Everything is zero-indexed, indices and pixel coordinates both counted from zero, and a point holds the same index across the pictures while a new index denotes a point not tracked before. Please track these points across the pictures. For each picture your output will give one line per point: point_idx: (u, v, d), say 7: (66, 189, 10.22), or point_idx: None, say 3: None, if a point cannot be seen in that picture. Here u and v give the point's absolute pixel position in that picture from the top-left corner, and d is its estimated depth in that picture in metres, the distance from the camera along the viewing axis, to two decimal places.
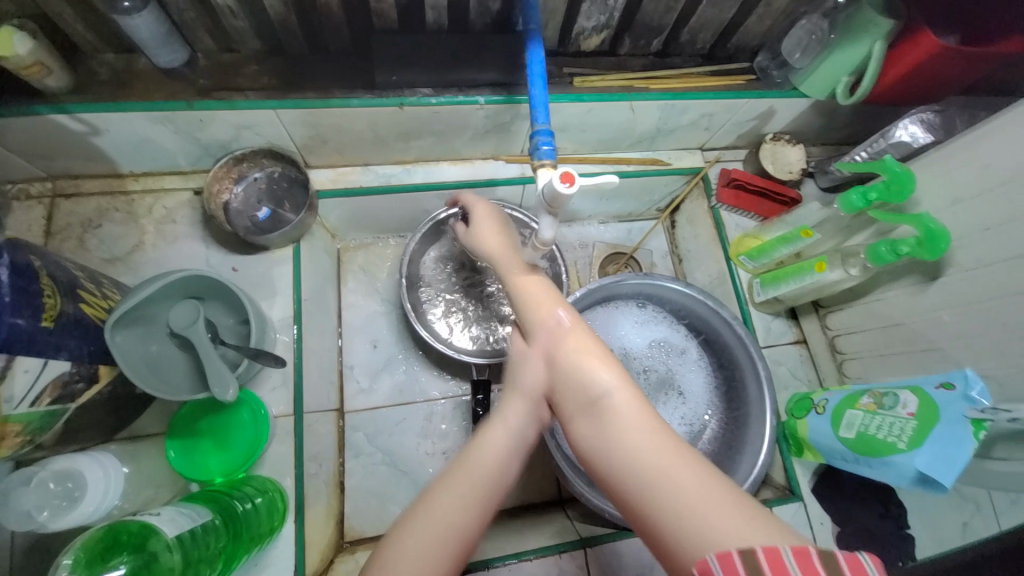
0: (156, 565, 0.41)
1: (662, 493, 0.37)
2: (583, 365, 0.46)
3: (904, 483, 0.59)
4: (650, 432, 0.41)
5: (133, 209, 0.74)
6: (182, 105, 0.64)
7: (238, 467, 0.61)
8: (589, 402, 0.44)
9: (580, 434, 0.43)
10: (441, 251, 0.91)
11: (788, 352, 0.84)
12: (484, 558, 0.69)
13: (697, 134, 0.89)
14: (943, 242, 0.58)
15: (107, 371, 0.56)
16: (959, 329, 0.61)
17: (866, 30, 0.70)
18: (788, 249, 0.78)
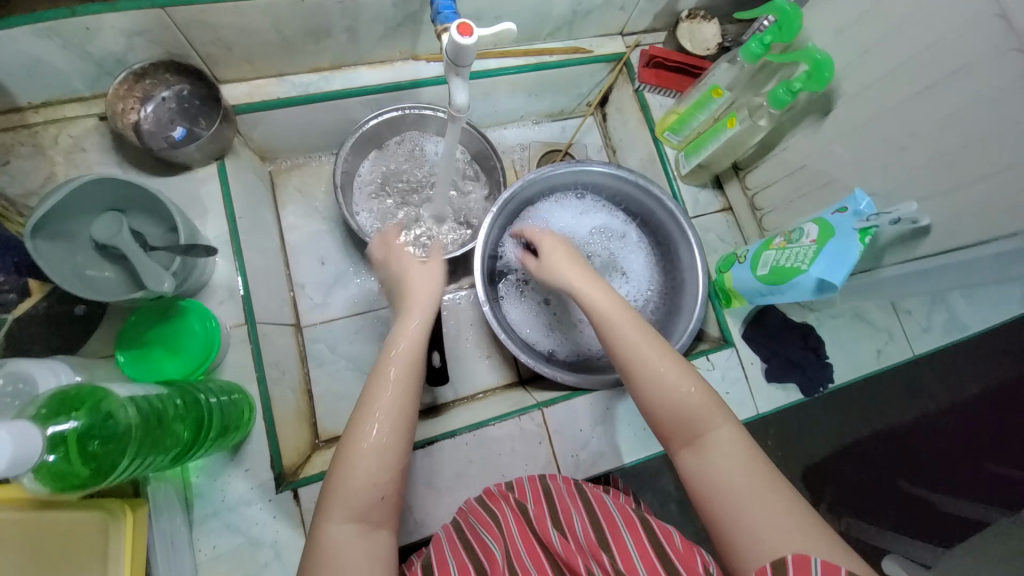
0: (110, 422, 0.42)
1: (741, 499, 0.48)
2: (688, 404, 0.54)
3: (808, 297, 0.67)
4: (741, 466, 0.50)
5: (39, 141, 0.70)
6: (62, 11, 0.60)
7: (196, 368, 0.62)
8: (690, 433, 0.53)
9: (684, 458, 0.53)
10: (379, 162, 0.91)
11: (716, 220, 0.90)
12: (450, 430, 0.75)
13: (614, 15, 0.90)
14: (828, 70, 0.62)
15: (38, 286, 0.57)
16: (848, 156, 0.67)
17: None
18: (704, 114, 0.82)
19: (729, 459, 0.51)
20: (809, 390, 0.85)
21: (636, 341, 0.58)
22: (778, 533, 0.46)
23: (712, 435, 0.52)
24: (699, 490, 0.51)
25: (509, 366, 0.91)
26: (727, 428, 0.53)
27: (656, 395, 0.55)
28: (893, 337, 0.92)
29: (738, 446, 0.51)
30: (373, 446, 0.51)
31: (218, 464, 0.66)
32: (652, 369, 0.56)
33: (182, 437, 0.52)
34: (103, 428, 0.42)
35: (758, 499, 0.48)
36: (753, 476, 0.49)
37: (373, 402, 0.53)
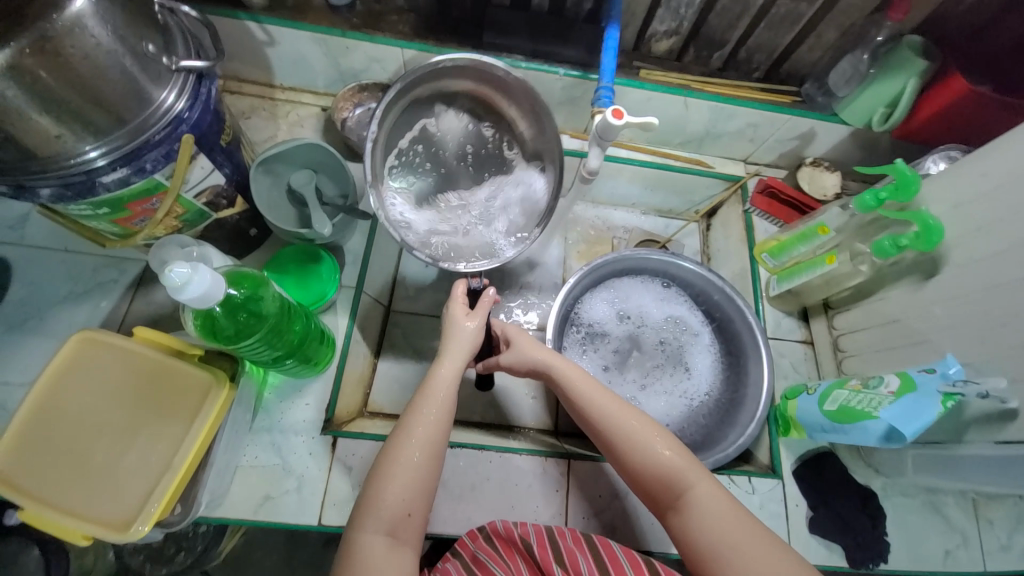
0: (262, 305, 0.54)
1: (728, 558, 0.53)
2: (664, 467, 0.59)
3: (873, 442, 0.65)
4: (727, 525, 0.55)
5: (275, 111, 0.95)
6: (337, 32, 0.84)
7: (309, 303, 0.76)
8: (673, 498, 0.58)
9: (672, 524, 0.58)
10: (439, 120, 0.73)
11: (793, 348, 0.91)
12: (480, 444, 0.80)
13: (742, 144, 1.01)
14: (937, 236, 0.66)
15: (241, 203, 0.72)
16: (945, 320, 0.68)
17: (901, 68, 0.83)
18: (805, 246, 0.86)
19: (711, 516, 0.56)
20: (856, 558, 0.77)
21: (613, 414, 0.63)
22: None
23: (690, 491, 0.58)
24: (694, 559, 0.56)
25: (550, 413, 0.93)
26: (703, 482, 0.58)
27: (634, 458, 0.61)
28: (967, 542, 0.81)
29: (715, 499, 0.57)
30: (403, 469, 0.57)
31: (291, 390, 0.76)
32: (630, 441, 0.61)
33: (288, 345, 0.63)
34: (257, 309, 0.54)
35: (746, 555, 0.53)
36: (735, 533, 0.54)
37: (408, 430, 0.59)
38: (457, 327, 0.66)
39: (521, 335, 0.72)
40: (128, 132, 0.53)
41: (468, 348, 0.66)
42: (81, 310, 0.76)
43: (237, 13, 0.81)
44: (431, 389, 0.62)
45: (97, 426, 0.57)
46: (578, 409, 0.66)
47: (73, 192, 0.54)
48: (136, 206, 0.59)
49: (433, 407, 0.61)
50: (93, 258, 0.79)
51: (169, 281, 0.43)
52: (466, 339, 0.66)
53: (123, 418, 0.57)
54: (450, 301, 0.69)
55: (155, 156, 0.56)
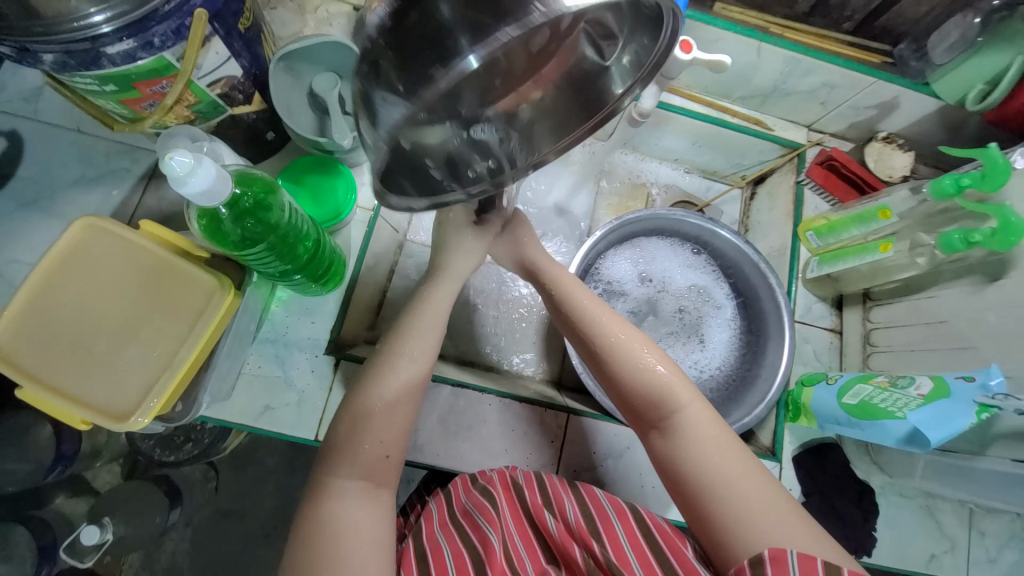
0: (275, 214, 0.52)
1: (714, 485, 0.51)
2: (658, 388, 0.56)
3: (889, 442, 0.62)
4: (715, 449, 0.53)
5: (303, 5, 0.86)
6: None
7: (324, 220, 0.73)
8: (660, 417, 0.56)
9: (656, 444, 0.57)
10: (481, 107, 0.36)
11: (819, 335, 0.87)
12: (481, 386, 0.78)
13: (811, 107, 0.90)
14: (1017, 236, 0.60)
15: (259, 101, 0.67)
16: (1001, 330, 0.63)
17: (1015, 39, 0.71)
18: (859, 230, 0.79)
19: (701, 440, 0.54)
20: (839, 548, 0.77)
21: (608, 329, 0.60)
22: (753, 513, 0.49)
23: (682, 415, 0.55)
24: (676, 479, 0.54)
25: (555, 365, 0.92)
26: (695, 407, 0.56)
27: (625, 374, 0.58)
28: (954, 549, 0.81)
29: (706, 424, 0.55)
30: (396, 378, 0.55)
31: (297, 306, 0.75)
32: (624, 357, 0.58)
33: (301, 257, 0.61)
34: (271, 217, 0.51)
35: (733, 482, 0.51)
36: (720, 456, 0.52)
37: (390, 358, 0.56)
38: (461, 246, 0.63)
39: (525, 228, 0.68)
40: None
41: (467, 268, 0.64)
42: (92, 196, 0.74)
43: None
44: (416, 313, 0.59)
45: (98, 317, 0.56)
46: (573, 320, 0.62)
47: (76, 62, 0.48)
48: (145, 86, 0.55)
49: (421, 329, 0.58)
50: (106, 142, 0.75)
51: (169, 170, 0.40)
52: (472, 254, 0.63)
53: (124, 312, 0.56)
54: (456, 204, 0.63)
55: (164, 31, 0.50)
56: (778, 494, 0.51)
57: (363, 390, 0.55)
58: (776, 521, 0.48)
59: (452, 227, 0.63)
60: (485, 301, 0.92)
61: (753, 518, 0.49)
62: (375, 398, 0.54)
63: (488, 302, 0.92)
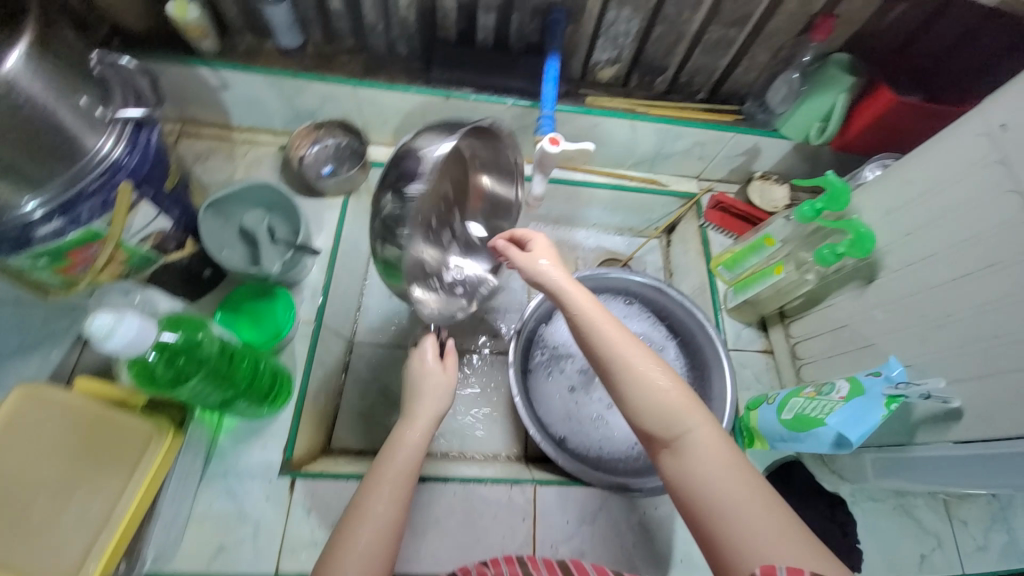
0: (202, 348, 0.54)
1: (728, 506, 0.47)
2: (670, 406, 0.53)
3: (824, 449, 0.65)
4: (727, 469, 0.50)
5: (233, 153, 0.96)
6: (289, 74, 0.86)
7: (264, 342, 0.76)
8: (670, 438, 0.53)
9: (666, 465, 0.53)
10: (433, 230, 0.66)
11: (754, 358, 0.93)
12: (444, 475, 0.78)
13: (693, 162, 1.04)
14: (870, 242, 0.69)
15: (191, 244, 0.73)
16: (887, 324, 0.69)
17: (831, 84, 0.86)
18: (757, 257, 0.89)
19: (711, 459, 0.50)
20: None
21: (617, 343, 0.56)
22: (763, 536, 0.45)
23: (693, 435, 0.52)
24: (686, 501, 0.50)
25: (519, 438, 0.93)
26: (705, 427, 0.52)
27: (636, 392, 0.54)
28: (942, 545, 0.82)
29: (719, 446, 0.51)
30: (377, 516, 0.58)
31: (245, 432, 0.75)
32: (637, 373, 0.55)
33: (236, 384, 0.62)
34: (196, 351, 0.54)
35: (746, 506, 0.47)
36: (734, 476, 0.49)
37: (375, 489, 0.61)
38: (427, 384, 0.73)
39: (545, 247, 0.65)
40: (66, 180, 0.55)
41: (437, 406, 0.72)
42: (30, 362, 0.74)
43: (188, 59, 0.83)
44: (391, 456, 0.65)
45: (37, 480, 0.54)
46: (579, 338, 0.59)
47: (14, 247, 0.54)
48: (77, 255, 0.59)
49: (397, 473, 0.63)
50: (43, 307, 0.78)
51: (93, 331, 0.44)
52: (440, 391, 0.74)
53: (62, 469, 0.55)
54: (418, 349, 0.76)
55: (91, 206, 0.56)
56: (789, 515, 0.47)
57: (350, 522, 0.58)
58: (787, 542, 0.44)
59: (418, 370, 0.75)
60: None
61: (762, 538, 0.45)
62: (358, 529, 0.57)
63: None
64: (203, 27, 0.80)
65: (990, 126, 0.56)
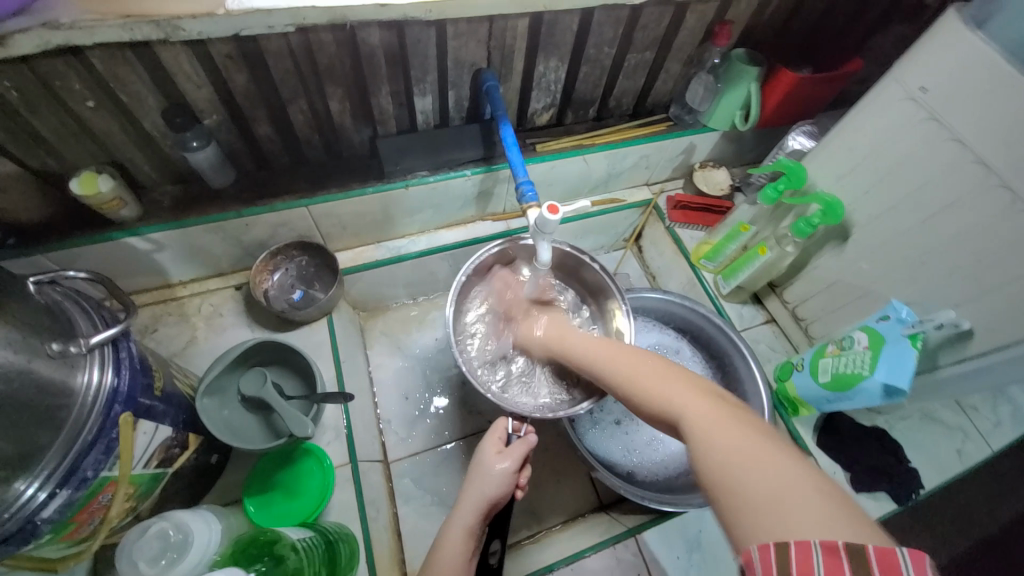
0: (285, 564, 0.47)
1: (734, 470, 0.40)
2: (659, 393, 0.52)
3: (877, 401, 0.71)
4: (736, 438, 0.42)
5: (184, 311, 0.86)
6: (233, 214, 0.78)
7: (312, 511, 0.68)
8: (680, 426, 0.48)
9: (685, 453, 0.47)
10: (522, 389, 0.82)
11: (762, 331, 0.99)
12: (545, 564, 0.74)
13: (641, 173, 1.10)
14: (839, 209, 0.77)
15: (195, 438, 0.63)
16: (876, 272, 0.79)
17: (741, 77, 0.94)
18: (735, 244, 0.96)
19: (718, 440, 0.43)
20: (902, 499, 0.83)
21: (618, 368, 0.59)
22: (769, 513, 0.36)
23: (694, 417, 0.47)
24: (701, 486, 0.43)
25: (587, 489, 0.91)
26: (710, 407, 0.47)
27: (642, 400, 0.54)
28: (969, 434, 0.89)
29: (720, 416, 0.45)
30: None
31: None
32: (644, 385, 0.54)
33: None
34: (277, 572, 0.47)
35: (752, 469, 0.39)
36: (736, 440, 0.42)
37: (439, 563, 0.59)
38: (480, 473, 0.63)
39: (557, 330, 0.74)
40: (60, 448, 0.44)
41: (488, 496, 0.62)
42: None
43: (110, 234, 0.73)
44: (433, 571, 0.58)
45: None
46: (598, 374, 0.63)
47: (13, 546, 0.43)
48: (82, 514, 0.48)
49: None
50: None
51: None
52: (494, 481, 0.62)
53: None
54: (487, 438, 0.67)
55: (95, 458, 0.46)
56: (798, 485, 0.37)
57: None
58: (783, 509, 0.35)
59: (478, 469, 0.64)
60: None
61: (768, 513, 0.36)
62: None
63: None
64: (121, 195, 0.70)
65: (911, 91, 0.66)
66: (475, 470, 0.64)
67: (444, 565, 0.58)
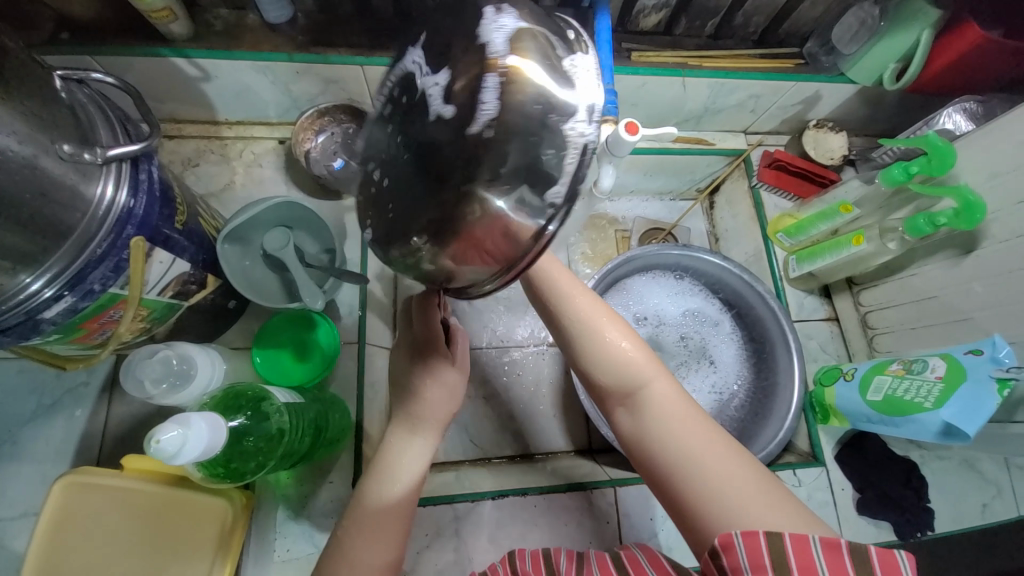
0: (266, 424, 0.47)
1: (690, 451, 0.47)
2: (611, 349, 0.54)
3: (928, 437, 0.63)
4: (690, 421, 0.49)
5: (226, 152, 0.83)
6: (283, 56, 0.71)
7: (310, 379, 0.68)
8: (630, 391, 0.52)
9: (630, 422, 0.52)
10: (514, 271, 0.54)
11: (819, 328, 0.89)
12: (520, 487, 0.75)
13: (743, 116, 0.93)
14: (979, 214, 0.63)
15: (213, 280, 0.63)
16: (988, 299, 0.66)
17: (915, 18, 0.75)
18: (826, 225, 0.82)
19: (676, 422, 0.49)
20: (905, 534, 0.78)
21: (573, 305, 0.56)
22: (718, 494, 0.45)
23: (649, 391, 0.52)
24: (653, 460, 0.49)
25: (581, 431, 0.90)
26: (661, 382, 0.52)
27: (594, 354, 0.54)
28: (1001, 493, 0.81)
29: (675, 396, 0.51)
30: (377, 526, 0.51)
31: (308, 471, 0.69)
32: (600, 338, 0.55)
33: (302, 445, 0.55)
34: (259, 430, 0.47)
35: (707, 454, 0.47)
36: (691, 424, 0.49)
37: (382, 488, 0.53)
38: (433, 386, 0.57)
39: None
40: (69, 252, 0.44)
41: (443, 410, 0.57)
42: (55, 425, 0.66)
43: (158, 49, 0.68)
44: (376, 492, 0.53)
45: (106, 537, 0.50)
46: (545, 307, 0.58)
47: (15, 337, 0.45)
48: (92, 322, 0.50)
49: (385, 506, 0.52)
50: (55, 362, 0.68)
51: (160, 452, 0.37)
52: (447, 397, 0.57)
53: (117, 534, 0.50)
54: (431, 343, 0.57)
55: (102, 273, 0.46)
56: (741, 465, 0.46)
57: (357, 509, 0.52)
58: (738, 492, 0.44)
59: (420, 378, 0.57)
60: (494, 390, 0.90)
61: (724, 495, 0.44)
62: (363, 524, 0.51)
63: (497, 390, 0.90)
64: (172, 8, 0.64)
65: None
66: (421, 379, 0.57)
67: (392, 491, 0.53)
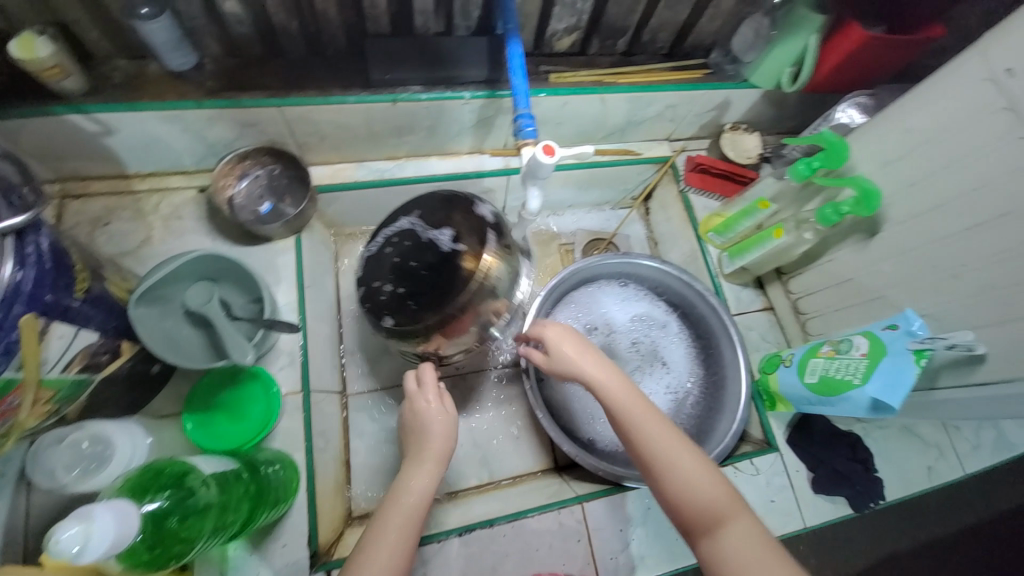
0: (192, 500, 0.45)
1: None
2: (685, 480, 0.56)
3: (861, 413, 0.66)
4: (767, 560, 0.50)
5: (140, 207, 0.78)
6: (191, 104, 0.69)
7: (250, 439, 0.64)
8: (709, 523, 0.54)
9: (707, 553, 0.54)
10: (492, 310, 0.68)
11: (757, 318, 0.93)
12: (487, 518, 0.74)
13: (664, 125, 0.98)
14: (875, 200, 0.68)
15: (129, 347, 0.60)
16: (896, 277, 0.72)
17: (801, 26, 0.81)
18: (749, 221, 0.87)
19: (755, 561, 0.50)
20: (859, 506, 0.81)
21: (650, 433, 0.59)
22: None
23: (731, 527, 0.53)
24: None
25: (545, 449, 0.90)
26: (741, 519, 0.53)
27: (667, 482, 0.56)
28: (944, 454, 0.86)
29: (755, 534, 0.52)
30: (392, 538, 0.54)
31: (256, 538, 0.64)
32: (674, 464, 0.57)
33: (241, 514, 0.52)
34: (185, 507, 0.44)
35: None
36: (769, 561, 0.50)
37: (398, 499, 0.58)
38: (433, 421, 0.64)
39: (566, 335, 0.66)
40: None
41: (442, 441, 0.64)
42: None
43: (51, 107, 0.64)
44: (393, 506, 0.57)
45: None
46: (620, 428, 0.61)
47: None
48: None
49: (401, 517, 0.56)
50: None
51: (61, 554, 0.35)
52: (442, 428, 0.64)
53: None
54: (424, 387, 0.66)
55: None
56: None
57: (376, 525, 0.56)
58: None
59: (418, 413, 0.65)
60: None
61: None
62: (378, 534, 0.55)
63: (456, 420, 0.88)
64: (63, 64, 0.61)
65: (994, 71, 0.56)
66: (427, 416, 0.65)
67: (406, 500, 0.58)
